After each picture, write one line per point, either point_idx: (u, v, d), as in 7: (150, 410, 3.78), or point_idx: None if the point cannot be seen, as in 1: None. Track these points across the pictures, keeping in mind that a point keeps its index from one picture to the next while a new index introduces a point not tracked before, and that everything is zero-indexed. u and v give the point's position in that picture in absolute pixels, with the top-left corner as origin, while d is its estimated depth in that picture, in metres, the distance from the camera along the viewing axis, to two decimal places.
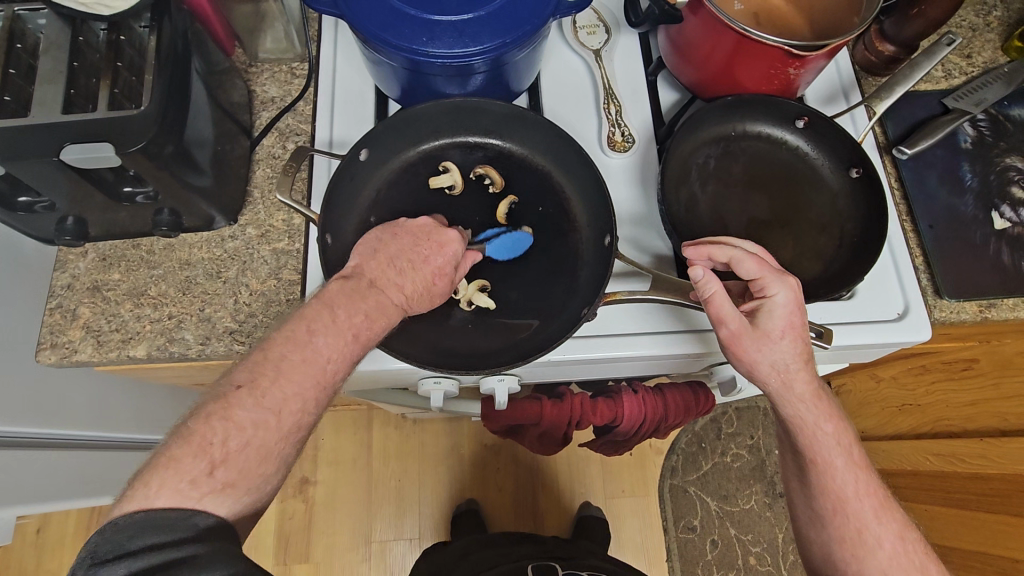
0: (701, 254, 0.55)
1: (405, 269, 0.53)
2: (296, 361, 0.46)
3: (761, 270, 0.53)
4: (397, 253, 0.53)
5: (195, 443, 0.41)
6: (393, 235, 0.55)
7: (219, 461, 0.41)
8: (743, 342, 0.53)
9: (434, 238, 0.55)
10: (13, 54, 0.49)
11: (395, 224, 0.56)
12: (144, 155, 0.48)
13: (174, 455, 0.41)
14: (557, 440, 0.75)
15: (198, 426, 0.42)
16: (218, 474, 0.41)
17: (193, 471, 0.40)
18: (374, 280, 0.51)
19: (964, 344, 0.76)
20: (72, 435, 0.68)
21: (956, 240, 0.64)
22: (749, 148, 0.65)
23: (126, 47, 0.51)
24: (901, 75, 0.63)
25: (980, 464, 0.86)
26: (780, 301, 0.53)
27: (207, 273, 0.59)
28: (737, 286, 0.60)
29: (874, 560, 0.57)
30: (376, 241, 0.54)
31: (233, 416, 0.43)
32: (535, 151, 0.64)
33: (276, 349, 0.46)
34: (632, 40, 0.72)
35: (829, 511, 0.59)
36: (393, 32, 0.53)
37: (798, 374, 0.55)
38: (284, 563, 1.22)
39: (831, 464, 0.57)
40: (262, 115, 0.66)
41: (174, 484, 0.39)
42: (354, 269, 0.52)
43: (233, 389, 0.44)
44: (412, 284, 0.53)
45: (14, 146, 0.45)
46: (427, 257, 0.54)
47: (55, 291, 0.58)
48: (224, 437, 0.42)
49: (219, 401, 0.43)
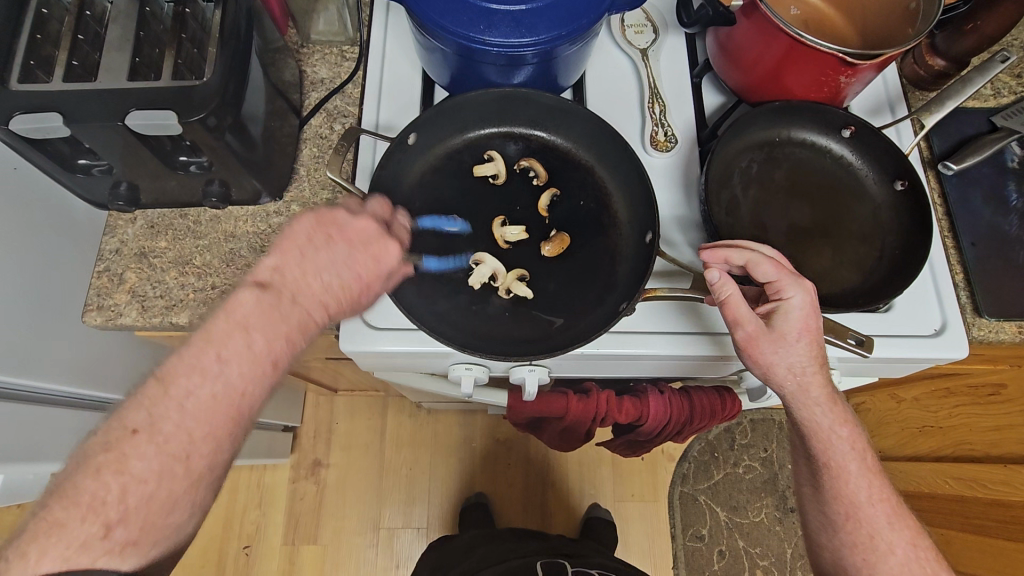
0: (718, 257, 0.54)
1: (333, 285, 0.49)
2: (203, 398, 0.43)
3: (777, 273, 0.53)
4: (327, 265, 0.49)
5: (83, 502, 0.40)
6: (326, 236, 0.50)
7: (115, 520, 0.40)
8: (760, 343, 0.53)
9: (373, 250, 0.51)
10: (82, 22, 0.51)
11: (330, 221, 0.50)
12: (202, 126, 0.49)
13: (59, 518, 0.39)
14: (579, 435, 0.76)
15: (87, 482, 0.40)
16: (116, 535, 0.40)
17: (83, 534, 0.39)
18: (296, 295, 0.48)
19: (995, 367, 0.76)
20: (110, 397, 0.70)
21: (998, 260, 0.64)
22: (793, 154, 0.65)
23: (189, 20, 0.53)
24: (950, 90, 0.62)
25: (1001, 489, 0.84)
26: (796, 304, 0.52)
27: (251, 246, 0.61)
28: (752, 291, 0.59)
29: (886, 565, 0.57)
30: (304, 239, 0.49)
31: (128, 468, 0.41)
32: (578, 145, 0.65)
33: (178, 383, 0.43)
34: (678, 41, 0.72)
35: (841, 517, 0.58)
36: (451, 19, 0.54)
37: (811, 377, 0.54)
38: (293, 543, 1.24)
39: (844, 469, 0.57)
40: (311, 95, 0.68)
41: (59, 550, 0.38)
42: (271, 275, 0.48)
43: (127, 434, 0.42)
44: (335, 301, 0.50)
45: (79, 109, 0.47)
46: (359, 277, 0.50)
47: (104, 255, 0.60)
48: (120, 494, 0.40)
49: (111, 449, 0.41)
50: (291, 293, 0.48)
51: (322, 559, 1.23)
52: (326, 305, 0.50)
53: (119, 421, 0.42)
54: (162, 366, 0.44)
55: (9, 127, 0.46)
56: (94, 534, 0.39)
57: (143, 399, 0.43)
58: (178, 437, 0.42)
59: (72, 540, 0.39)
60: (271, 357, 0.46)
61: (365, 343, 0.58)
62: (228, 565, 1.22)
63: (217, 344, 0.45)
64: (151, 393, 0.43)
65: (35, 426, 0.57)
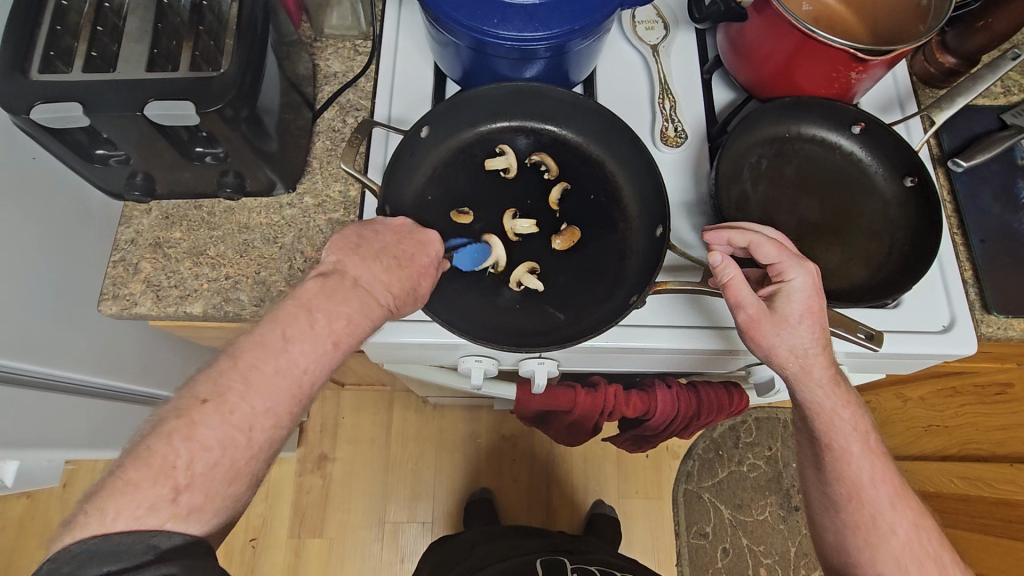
0: (721, 238, 0.55)
1: (392, 265, 0.50)
2: (268, 371, 0.44)
3: (779, 254, 0.53)
4: (382, 248, 0.51)
5: (154, 465, 0.40)
6: (373, 230, 0.52)
7: (183, 485, 0.40)
8: (762, 326, 0.53)
9: (418, 236, 0.53)
10: (101, 14, 0.52)
11: (371, 223, 0.53)
12: (220, 117, 0.49)
13: (132, 478, 0.39)
14: (586, 429, 0.76)
15: (159, 445, 0.41)
16: (183, 500, 0.40)
17: (154, 496, 0.39)
18: (358, 279, 0.49)
19: (1003, 366, 0.76)
20: (124, 387, 0.71)
21: (1007, 257, 0.64)
22: (802, 151, 0.65)
23: (207, 13, 0.53)
24: (961, 87, 0.63)
25: (1008, 488, 0.84)
26: (798, 285, 0.53)
27: (264, 238, 0.61)
28: (755, 274, 0.60)
29: (887, 547, 0.57)
30: (355, 235, 0.51)
31: (196, 435, 0.41)
32: (589, 140, 0.65)
33: (246, 358, 0.44)
34: (689, 37, 0.72)
35: (843, 498, 0.58)
36: (466, 12, 0.54)
37: (814, 358, 0.54)
38: (299, 536, 1.24)
39: (847, 451, 0.57)
40: (325, 88, 0.68)
41: (131, 510, 0.38)
42: (334, 265, 0.50)
43: (197, 403, 0.42)
44: (398, 283, 0.51)
45: (101, 100, 0.47)
46: (413, 255, 0.52)
47: (119, 245, 0.61)
48: (190, 460, 0.41)
49: (184, 414, 0.42)
50: (354, 277, 0.49)
51: (327, 552, 1.24)
52: (388, 286, 0.50)
53: (190, 391, 0.43)
54: (229, 347, 0.45)
55: (30, 117, 0.46)
56: (164, 496, 0.39)
57: (211, 373, 0.44)
58: (243, 409, 0.43)
59: (143, 501, 0.39)
60: (333, 337, 0.47)
61: (375, 335, 0.58)
62: (234, 557, 1.23)
63: (283, 323, 0.46)
64: (219, 368, 0.44)
65: (46, 413, 0.58)
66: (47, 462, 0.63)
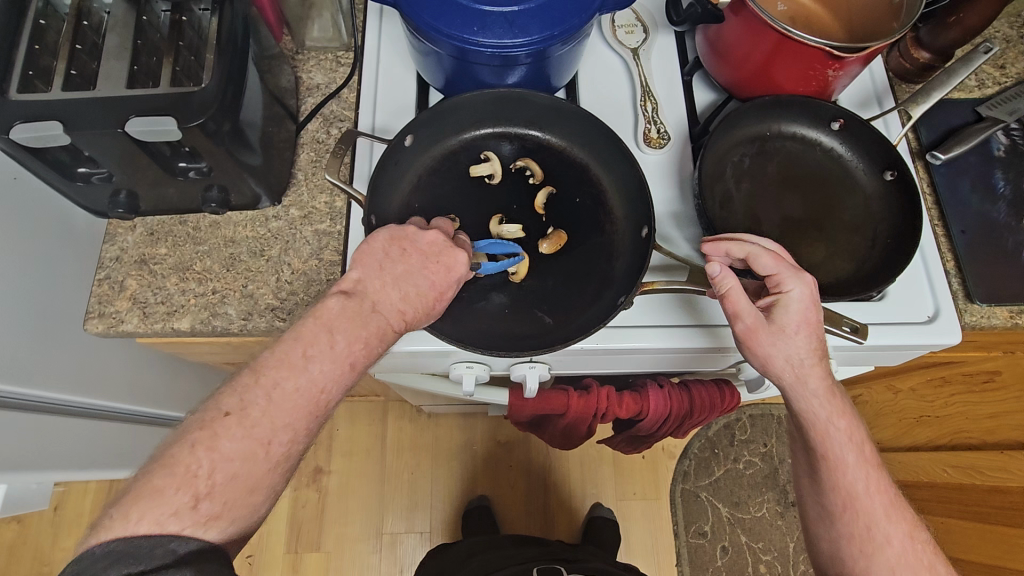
0: (719, 250, 0.55)
1: (411, 293, 0.50)
2: (289, 389, 0.44)
3: (777, 266, 0.53)
4: (403, 273, 0.51)
5: (178, 473, 0.40)
6: (401, 251, 0.52)
7: (205, 493, 0.40)
8: (759, 335, 0.54)
9: (445, 260, 0.52)
10: (80, 32, 0.52)
11: (404, 236, 0.52)
12: (202, 132, 0.49)
13: (157, 484, 0.39)
14: (579, 432, 0.76)
15: (184, 454, 0.40)
16: (204, 507, 0.40)
17: (175, 503, 0.39)
18: (378, 302, 0.49)
19: (989, 355, 0.77)
20: (112, 406, 0.70)
21: (988, 247, 0.65)
22: (784, 148, 0.66)
23: (186, 28, 0.53)
24: (937, 81, 0.64)
25: (999, 476, 0.85)
26: (795, 296, 0.53)
27: (250, 251, 0.61)
28: (752, 285, 0.60)
29: (883, 557, 0.57)
30: (381, 253, 0.51)
31: (218, 446, 0.41)
32: (572, 143, 0.66)
33: (269, 374, 0.44)
34: (668, 39, 0.73)
35: (838, 507, 0.59)
36: (446, 21, 0.54)
37: (811, 369, 0.55)
38: (296, 551, 1.23)
39: (843, 460, 0.58)
40: (307, 100, 0.68)
41: (154, 515, 0.38)
42: (355, 284, 0.50)
43: (220, 415, 0.42)
44: (414, 310, 0.51)
45: (81, 118, 0.47)
46: (435, 283, 0.51)
47: (104, 262, 0.60)
48: (211, 469, 0.40)
49: (207, 426, 0.42)
50: (374, 303, 0.49)
51: (324, 567, 1.22)
52: (403, 313, 0.50)
53: (215, 404, 0.43)
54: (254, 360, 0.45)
55: (10, 137, 0.46)
56: (186, 503, 0.39)
57: (236, 385, 0.44)
58: (226, 441, 0.42)
59: (167, 507, 0.38)
60: (352, 359, 0.47)
61: None
62: None
63: (305, 342, 0.46)
64: (243, 381, 0.44)
65: (30, 433, 0.57)
66: (36, 485, 0.64)
